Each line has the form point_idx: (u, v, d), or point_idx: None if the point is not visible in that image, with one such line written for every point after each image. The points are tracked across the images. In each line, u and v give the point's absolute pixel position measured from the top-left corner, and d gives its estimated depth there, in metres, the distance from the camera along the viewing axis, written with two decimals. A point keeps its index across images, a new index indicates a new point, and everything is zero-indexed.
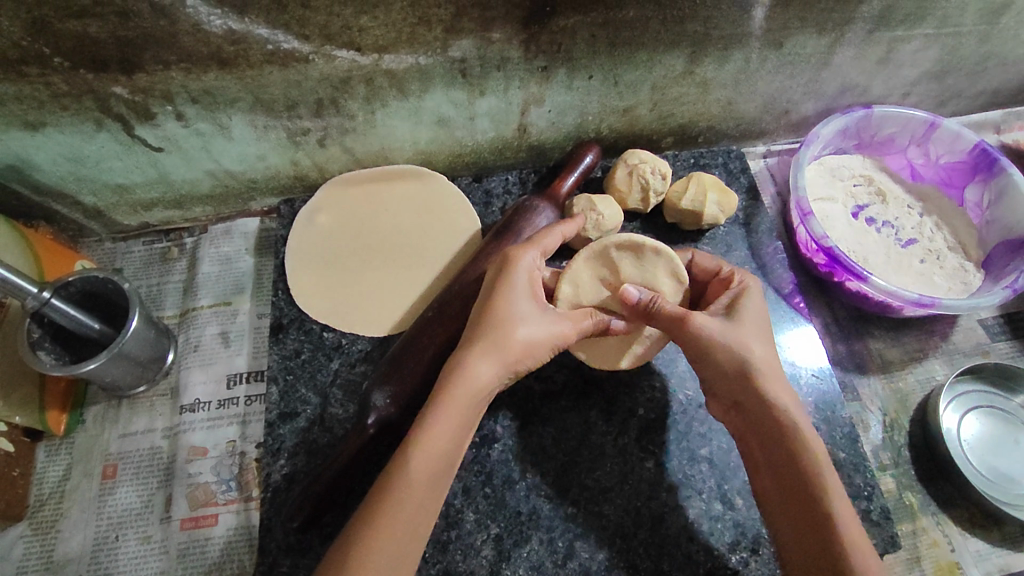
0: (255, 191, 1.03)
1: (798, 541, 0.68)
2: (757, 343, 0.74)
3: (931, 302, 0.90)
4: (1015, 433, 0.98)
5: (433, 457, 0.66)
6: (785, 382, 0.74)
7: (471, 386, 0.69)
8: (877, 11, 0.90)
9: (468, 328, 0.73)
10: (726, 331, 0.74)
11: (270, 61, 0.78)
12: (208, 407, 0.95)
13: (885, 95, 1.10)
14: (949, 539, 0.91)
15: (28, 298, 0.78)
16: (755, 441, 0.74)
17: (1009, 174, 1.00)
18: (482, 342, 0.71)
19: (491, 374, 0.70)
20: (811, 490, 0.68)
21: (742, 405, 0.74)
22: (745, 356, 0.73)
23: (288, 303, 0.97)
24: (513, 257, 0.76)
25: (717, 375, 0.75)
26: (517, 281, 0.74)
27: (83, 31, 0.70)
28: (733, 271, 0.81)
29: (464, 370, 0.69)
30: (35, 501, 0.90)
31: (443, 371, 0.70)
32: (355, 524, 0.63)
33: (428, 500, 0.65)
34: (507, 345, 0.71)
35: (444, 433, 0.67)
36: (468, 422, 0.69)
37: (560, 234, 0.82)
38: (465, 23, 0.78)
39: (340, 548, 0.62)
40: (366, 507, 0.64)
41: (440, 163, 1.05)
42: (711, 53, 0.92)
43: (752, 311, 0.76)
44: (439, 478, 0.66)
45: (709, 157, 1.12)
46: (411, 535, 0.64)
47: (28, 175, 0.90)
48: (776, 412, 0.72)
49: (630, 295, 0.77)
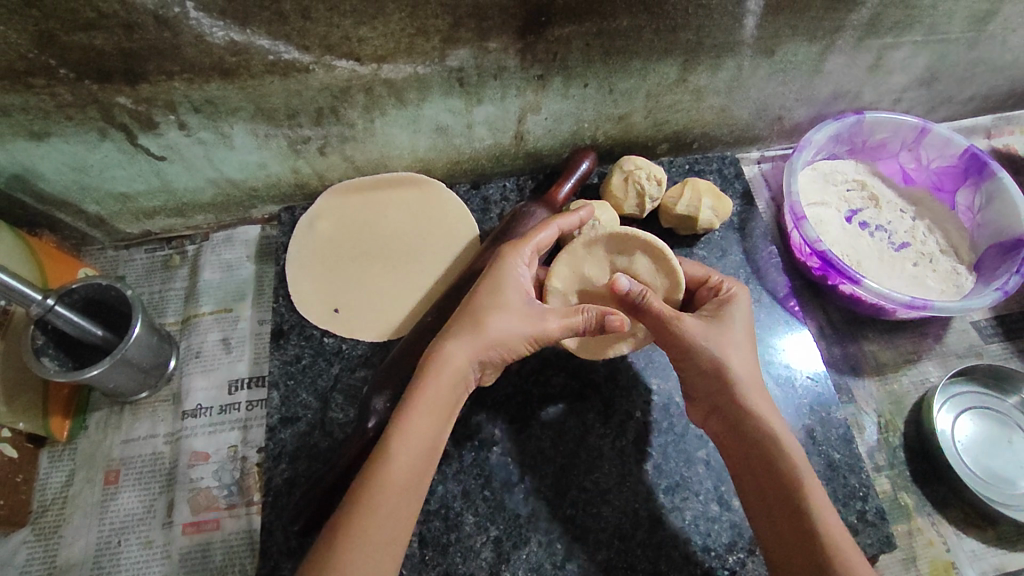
0: (256, 199, 1.05)
1: (782, 546, 0.69)
2: (736, 350, 0.75)
3: (923, 305, 0.91)
4: (1008, 433, 0.99)
5: (415, 439, 0.67)
6: (762, 389, 0.75)
7: (446, 370, 0.70)
8: (867, 19, 0.92)
9: (451, 318, 0.75)
10: (705, 334, 0.75)
11: (271, 71, 0.79)
12: (209, 412, 0.96)
13: (876, 101, 1.12)
14: (944, 539, 0.91)
15: (33, 305, 0.79)
16: (736, 449, 0.75)
17: (998, 177, 1.01)
18: (460, 329, 0.73)
19: (466, 359, 0.71)
20: (788, 488, 0.69)
21: (720, 407, 0.76)
22: (721, 361, 0.74)
23: (289, 310, 0.98)
24: (505, 257, 0.77)
25: (695, 376, 0.77)
26: (499, 273, 0.76)
27: (89, 43, 0.72)
28: (723, 281, 0.81)
29: (439, 354, 0.71)
30: (38, 507, 0.91)
31: (424, 358, 0.72)
32: (337, 514, 0.64)
33: (411, 487, 0.66)
34: (483, 331, 0.72)
35: (422, 417, 0.68)
36: (446, 407, 0.70)
37: (557, 229, 0.83)
38: (462, 33, 0.80)
39: (324, 541, 0.62)
40: (350, 495, 0.64)
41: (439, 170, 1.06)
42: (704, 61, 0.94)
43: (739, 319, 0.77)
44: (422, 464, 0.67)
45: (703, 164, 1.14)
46: (395, 521, 0.64)
47: (33, 184, 0.92)
48: (755, 418, 0.73)
49: (619, 286, 0.75)
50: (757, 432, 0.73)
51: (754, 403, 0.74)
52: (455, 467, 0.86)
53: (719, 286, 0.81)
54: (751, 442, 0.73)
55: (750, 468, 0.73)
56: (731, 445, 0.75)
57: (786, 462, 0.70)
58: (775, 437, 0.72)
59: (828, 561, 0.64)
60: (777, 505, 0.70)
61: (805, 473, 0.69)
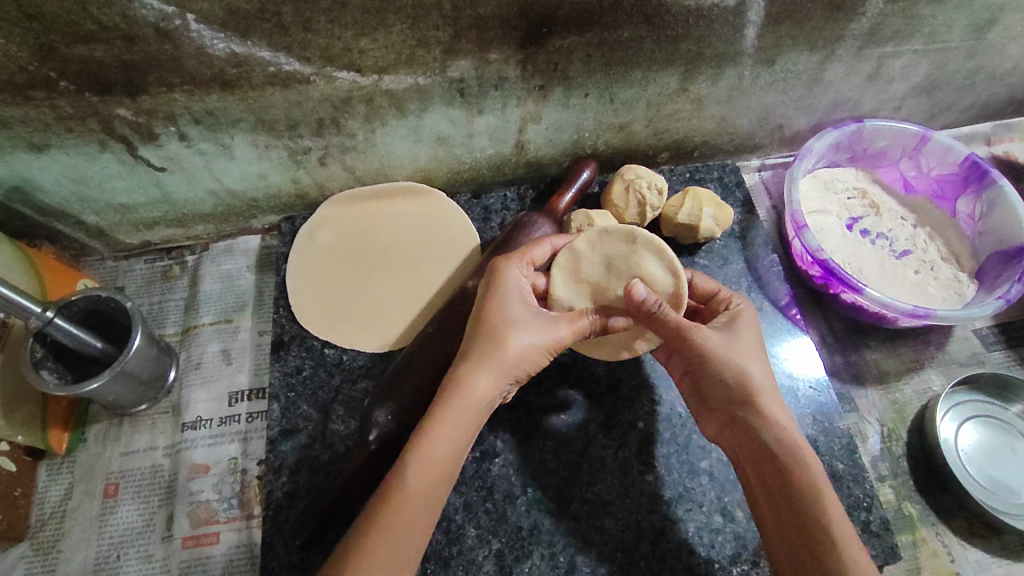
0: (256, 209, 1.05)
1: (793, 549, 0.68)
2: (753, 358, 0.75)
3: (925, 314, 0.91)
4: (1011, 442, 0.98)
5: (435, 466, 0.66)
6: (779, 401, 0.75)
7: (467, 400, 0.69)
8: (867, 28, 0.92)
9: (466, 339, 0.74)
10: (726, 346, 0.75)
11: (272, 82, 0.79)
12: (209, 424, 0.95)
13: (876, 109, 1.12)
14: (949, 549, 0.91)
15: (32, 317, 0.79)
16: (750, 455, 0.75)
17: (999, 185, 1.01)
18: (479, 351, 0.71)
19: (489, 385, 0.71)
20: (809, 501, 0.68)
21: (737, 417, 0.76)
22: (742, 372, 0.74)
23: (290, 321, 0.97)
24: (502, 269, 0.77)
25: (716, 388, 0.76)
26: (509, 290, 0.75)
27: (90, 56, 0.72)
28: (733, 295, 0.82)
29: (462, 381, 0.70)
30: (36, 521, 0.90)
31: (442, 386, 0.71)
32: (357, 526, 0.64)
33: (432, 504, 0.66)
34: (505, 351, 0.71)
35: (442, 443, 0.67)
36: (467, 434, 0.69)
37: (552, 246, 0.83)
38: (464, 44, 0.80)
39: (343, 552, 0.63)
40: (372, 503, 0.65)
41: (439, 180, 1.06)
42: (704, 71, 0.94)
43: (750, 329, 0.78)
44: (442, 487, 0.67)
45: (704, 172, 1.14)
46: (419, 533, 0.65)
47: (32, 196, 0.91)
48: (769, 426, 0.73)
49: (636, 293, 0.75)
50: (769, 439, 0.73)
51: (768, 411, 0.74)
52: (456, 479, 0.86)
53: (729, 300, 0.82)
54: (765, 450, 0.73)
55: (762, 476, 0.73)
56: (745, 454, 0.75)
57: (801, 467, 0.70)
58: (788, 442, 0.72)
59: (838, 566, 0.64)
60: (790, 511, 0.69)
61: (820, 481, 0.69)
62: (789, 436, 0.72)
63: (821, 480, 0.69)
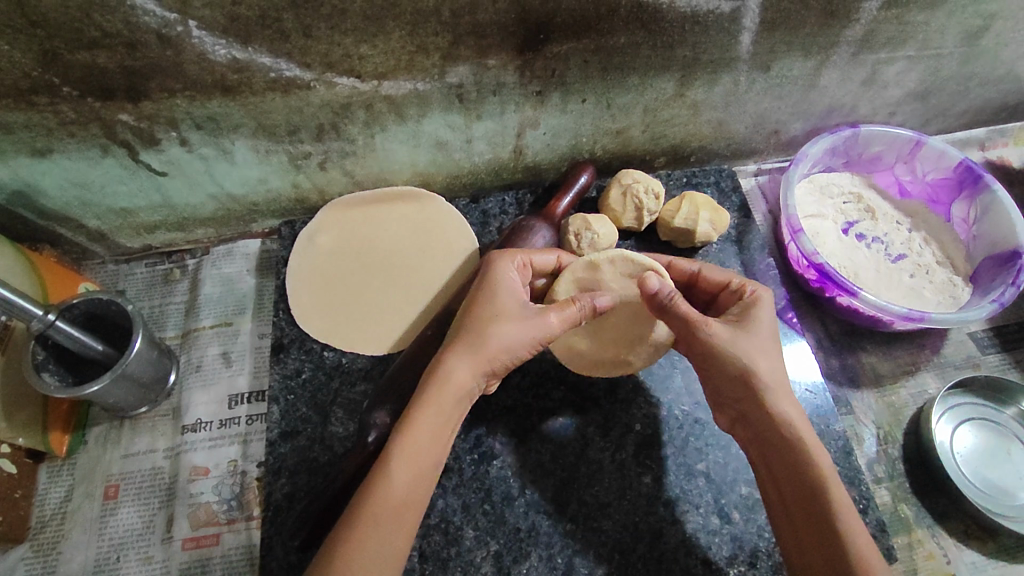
0: (256, 213, 1.05)
1: (803, 543, 0.69)
2: (763, 355, 0.74)
3: (920, 317, 0.92)
4: (1006, 443, 0.99)
5: (418, 458, 0.67)
6: (789, 394, 0.74)
7: (448, 386, 0.70)
8: (860, 34, 0.93)
9: (452, 330, 0.75)
10: (734, 339, 0.74)
11: (272, 88, 0.80)
12: (210, 427, 0.96)
13: (872, 114, 1.13)
14: (945, 551, 0.91)
15: (33, 320, 0.79)
16: (759, 449, 0.75)
17: (993, 190, 1.02)
18: (464, 338, 0.72)
19: (468, 373, 0.71)
20: (816, 495, 0.69)
21: (745, 414, 0.76)
22: (748, 367, 0.73)
23: (289, 323, 0.98)
24: (495, 264, 0.77)
25: (722, 381, 0.76)
26: (499, 283, 0.76)
27: (93, 62, 0.73)
28: (746, 283, 0.81)
29: (443, 369, 0.70)
30: (36, 523, 0.91)
31: (426, 371, 0.72)
32: (344, 518, 0.64)
33: (417, 494, 0.67)
34: (485, 343, 0.72)
35: (425, 433, 0.68)
36: (447, 424, 0.70)
37: (557, 256, 0.84)
38: (462, 50, 0.81)
39: (329, 542, 0.63)
40: (359, 492, 0.65)
41: (438, 184, 1.07)
42: (700, 76, 0.95)
43: (766, 324, 0.77)
44: (425, 479, 0.68)
45: (701, 177, 1.15)
46: (401, 525, 0.65)
47: (35, 200, 0.92)
48: (779, 424, 0.72)
49: (649, 284, 0.75)
50: (780, 437, 0.72)
51: (782, 409, 0.73)
52: (455, 481, 0.87)
53: (742, 288, 0.81)
54: (774, 445, 0.73)
55: (774, 471, 0.73)
56: (757, 450, 0.75)
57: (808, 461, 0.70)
58: (799, 439, 0.72)
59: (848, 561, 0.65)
60: (800, 507, 0.70)
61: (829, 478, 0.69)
62: (797, 429, 0.72)
63: (829, 475, 0.69)
